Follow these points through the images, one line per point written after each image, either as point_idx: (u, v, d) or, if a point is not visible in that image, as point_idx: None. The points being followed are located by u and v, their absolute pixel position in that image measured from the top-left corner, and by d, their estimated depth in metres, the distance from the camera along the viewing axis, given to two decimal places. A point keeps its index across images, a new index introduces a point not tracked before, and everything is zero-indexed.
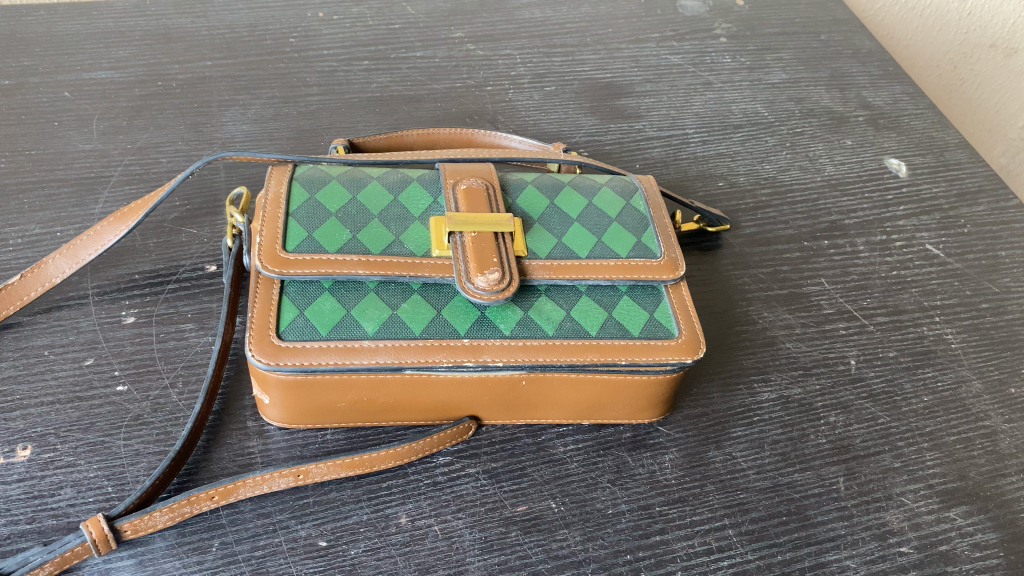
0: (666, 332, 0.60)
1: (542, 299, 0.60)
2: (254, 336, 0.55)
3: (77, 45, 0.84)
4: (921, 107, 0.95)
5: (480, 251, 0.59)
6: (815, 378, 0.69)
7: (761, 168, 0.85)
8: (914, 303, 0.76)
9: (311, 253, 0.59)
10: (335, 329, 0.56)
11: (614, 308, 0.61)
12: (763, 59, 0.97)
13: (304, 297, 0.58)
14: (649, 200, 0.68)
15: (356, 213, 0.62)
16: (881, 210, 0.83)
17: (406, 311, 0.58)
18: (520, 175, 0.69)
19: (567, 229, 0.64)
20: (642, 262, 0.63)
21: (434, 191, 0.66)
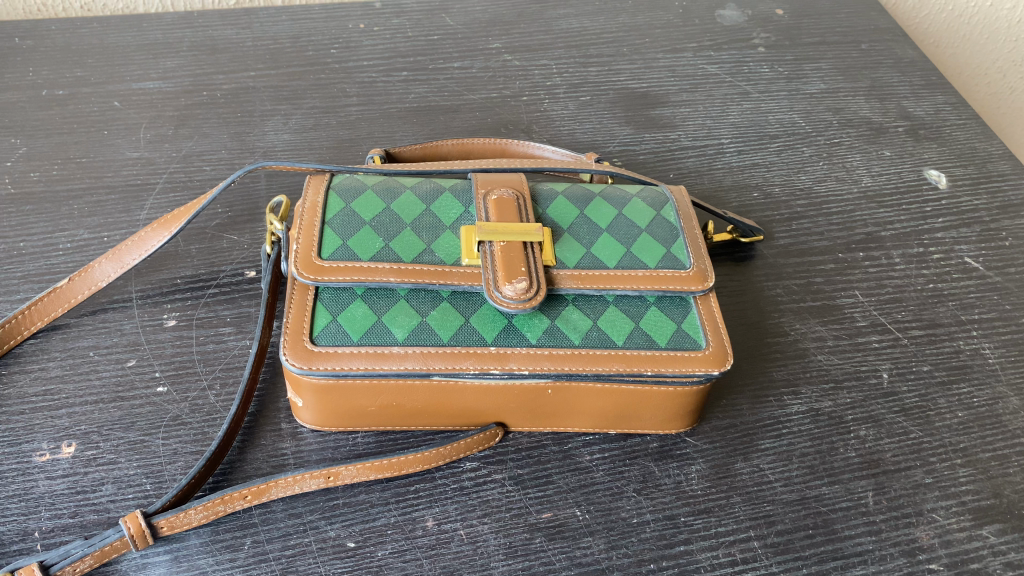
0: (693, 343, 0.60)
1: (569, 309, 0.61)
2: (288, 340, 0.57)
3: (127, 56, 0.87)
4: (964, 117, 0.94)
5: (508, 260, 0.61)
6: (846, 392, 0.68)
7: (797, 179, 0.85)
8: (950, 316, 0.75)
9: (345, 260, 0.60)
10: (366, 334, 0.57)
11: (641, 318, 0.61)
12: (801, 68, 0.97)
13: (337, 303, 0.59)
14: (680, 211, 0.69)
15: (389, 222, 0.64)
16: (919, 222, 0.82)
17: (435, 319, 0.59)
18: (551, 185, 0.70)
19: (596, 240, 0.65)
20: (671, 273, 0.63)
21: (466, 201, 0.67)
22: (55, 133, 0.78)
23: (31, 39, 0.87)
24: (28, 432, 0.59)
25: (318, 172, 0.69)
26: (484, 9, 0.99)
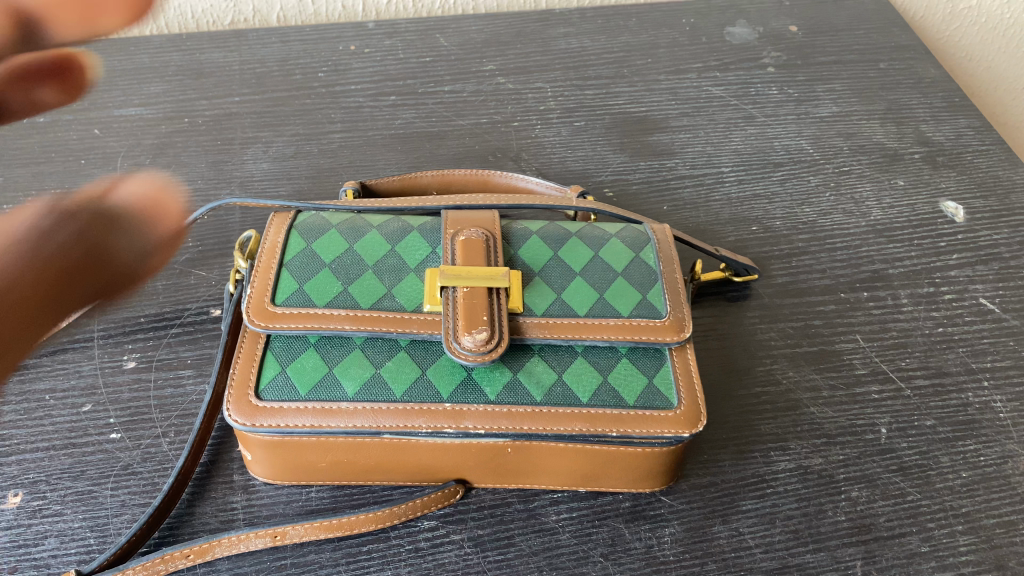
0: (664, 401, 0.56)
1: (533, 361, 0.57)
2: (233, 394, 0.54)
3: (111, 82, 0.86)
4: (988, 142, 0.88)
5: (470, 307, 0.57)
6: (839, 448, 0.64)
7: (800, 212, 0.80)
8: (959, 364, 0.69)
9: (299, 306, 0.58)
10: (316, 388, 0.55)
11: (610, 372, 0.57)
12: (813, 90, 0.92)
13: (288, 353, 0.56)
14: (661, 252, 0.65)
15: (351, 264, 0.61)
16: (931, 259, 0.77)
17: (389, 371, 0.56)
18: (527, 224, 0.67)
19: (567, 285, 0.61)
20: (645, 321, 0.59)
21: (434, 240, 0.64)
22: (32, 162, 0.77)
23: None
24: None
25: (285, 211, 0.67)
26: (481, 29, 0.96)
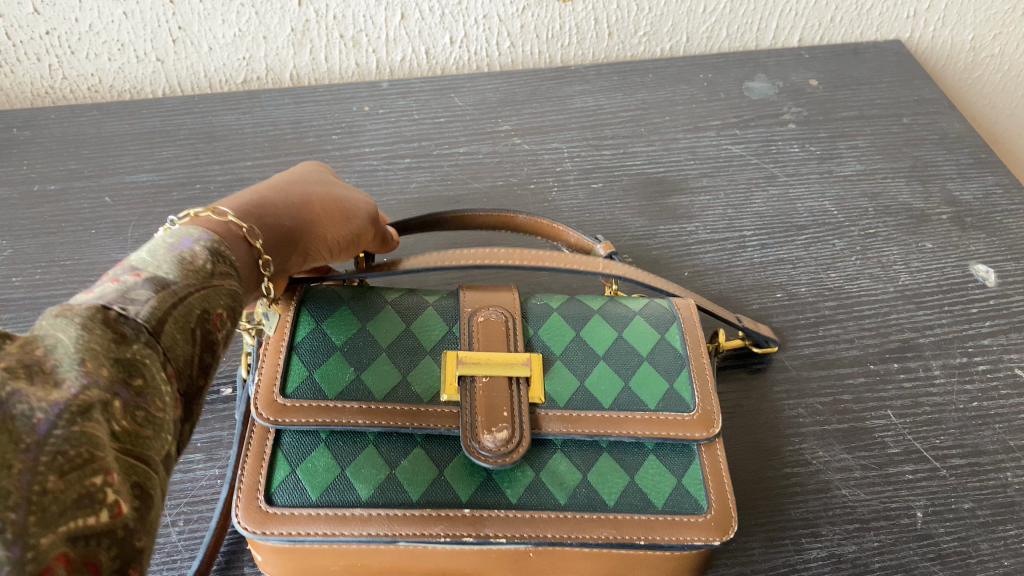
0: (694, 505, 0.54)
1: (556, 458, 0.55)
2: (242, 498, 0.52)
3: (122, 146, 0.85)
4: (1018, 202, 0.85)
5: (489, 405, 0.55)
6: (874, 534, 0.61)
7: (826, 277, 0.77)
8: (997, 442, 0.66)
9: (309, 397, 0.55)
10: (327, 492, 0.52)
11: (637, 471, 0.55)
12: (835, 147, 0.90)
13: (298, 451, 0.54)
14: (688, 332, 0.63)
15: (364, 347, 0.59)
16: (963, 327, 0.74)
17: (405, 471, 0.54)
18: (544, 298, 0.65)
19: (591, 371, 0.59)
20: (673, 416, 0.57)
21: (450, 320, 0.62)
22: (42, 233, 0.76)
23: (30, 129, 0.86)
24: None
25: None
26: (495, 87, 0.95)
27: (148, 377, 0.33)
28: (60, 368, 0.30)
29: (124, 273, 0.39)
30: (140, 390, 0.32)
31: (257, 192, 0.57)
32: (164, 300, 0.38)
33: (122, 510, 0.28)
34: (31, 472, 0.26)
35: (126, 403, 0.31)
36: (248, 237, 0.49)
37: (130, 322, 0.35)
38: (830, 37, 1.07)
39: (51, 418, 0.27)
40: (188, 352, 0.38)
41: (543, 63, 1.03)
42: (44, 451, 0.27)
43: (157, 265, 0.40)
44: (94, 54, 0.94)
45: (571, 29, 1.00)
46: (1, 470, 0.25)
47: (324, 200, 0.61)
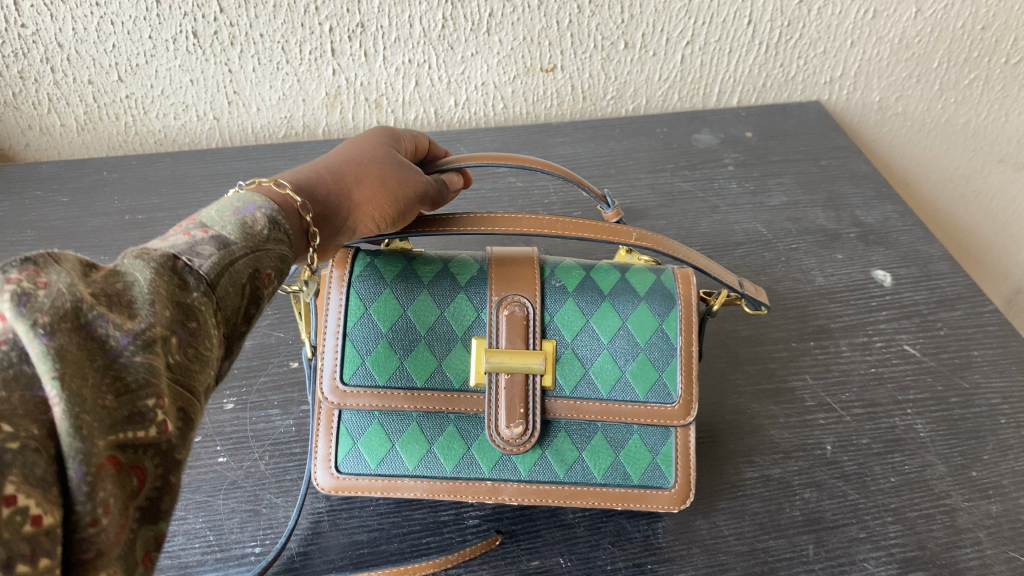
0: (663, 480, 0.72)
1: (561, 437, 0.72)
2: (319, 467, 0.72)
3: (193, 185, 1.05)
4: (910, 224, 1.08)
5: (510, 398, 0.70)
6: (794, 461, 0.80)
7: (758, 279, 0.99)
8: (889, 397, 0.87)
9: (366, 384, 0.72)
10: (382, 463, 0.71)
11: (623, 448, 0.72)
12: (766, 184, 1.12)
13: (357, 427, 0.72)
14: (683, 318, 0.74)
15: (406, 334, 0.73)
16: (865, 315, 0.95)
17: (441, 447, 0.71)
18: (562, 275, 0.76)
19: (596, 361, 0.73)
20: (658, 408, 0.72)
21: (479, 304, 0.74)
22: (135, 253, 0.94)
23: (116, 172, 1.07)
24: None
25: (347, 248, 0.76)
26: (493, 139, 1.17)
27: (201, 319, 0.42)
28: (136, 304, 0.38)
29: (197, 229, 0.49)
30: (194, 331, 0.42)
31: (323, 172, 0.69)
32: (221, 260, 0.47)
33: (166, 427, 0.37)
34: (98, 389, 0.34)
35: (180, 340, 0.40)
36: (300, 209, 0.61)
37: (192, 275, 0.44)
38: (763, 97, 1.32)
39: (122, 345, 0.35)
40: (233, 306, 0.47)
41: (530, 120, 1.26)
42: (109, 372, 0.35)
43: (223, 225, 0.51)
44: (162, 114, 1.15)
45: (553, 93, 1.23)
46: (81, 380, 0.33)
47: (387, 171, 0.71)
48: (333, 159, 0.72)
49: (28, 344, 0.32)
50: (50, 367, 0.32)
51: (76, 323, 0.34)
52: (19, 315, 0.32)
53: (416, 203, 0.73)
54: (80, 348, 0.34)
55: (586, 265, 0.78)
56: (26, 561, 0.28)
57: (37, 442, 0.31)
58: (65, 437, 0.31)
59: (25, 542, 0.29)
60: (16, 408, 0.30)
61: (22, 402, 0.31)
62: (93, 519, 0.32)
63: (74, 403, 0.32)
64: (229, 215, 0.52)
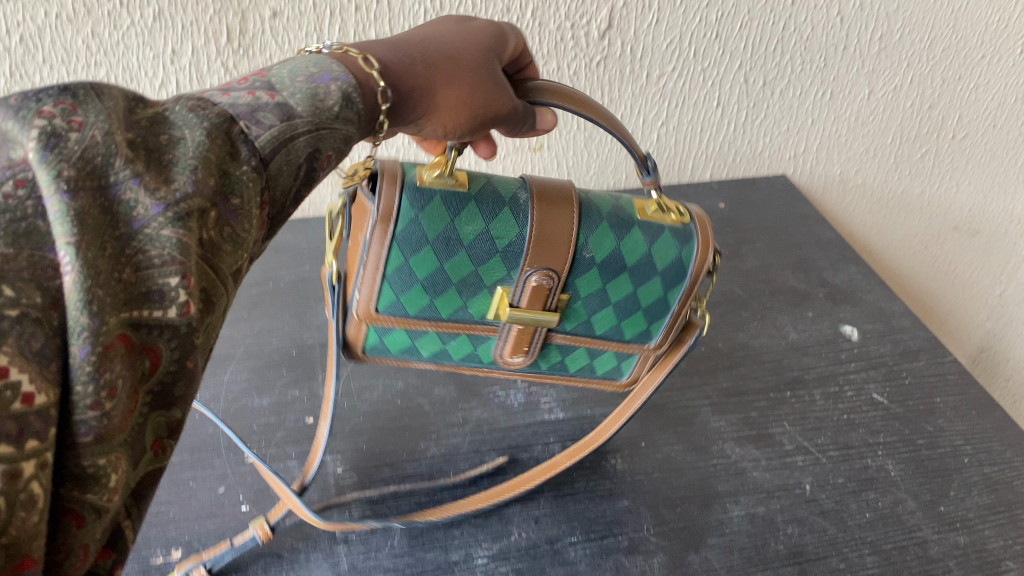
0: (617, 374, 0.85)
1: (552, 350, 0.80)
2: (347, 351, 0.77)
3: None
4: (872, 284, 1.20)
5: (517, 339, 0.76)
6: (776, 500, 0.85)
7: (736, 336, 1.07)
8: (860, 440, 0.93)
9: (398, 314, 0.73)
10: (403, 351, 0.78)
11: (599, 359, 0.82)
12: (739, 250, 1.25)
13: (385, 332, 0.76)
14: (685, 293, 0.77)
15: (439, 281, 0.72)
16: (835, 366, 1.03)
17: (455, 348, 0.78)
18: (595, 246, 0.73)
19: (598, 312, 0.77)
20: (639, 347, 0.81)
21: (513, 262, 0.71)
22: None
23: None
24: (145, 541, 0.75)
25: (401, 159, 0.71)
26: None
27: (244, 196, 0.44)
28: (177, 166, 0.40)
29: (264, 90, 0.49)
30: (235, 209, 0.43)
31: (419, 58, 0.63)
32: (281, 132, 0.46)
33: (188, 310, 0.39)
34: (116, 263, 0.36)
35: (216, 217, 0.42)
36: (379, 95, 0.56)
37: (247, 146, 0.44)
38: (733, 171, 1.44)
39: (149, 217, 0.37)
40: (283, 187, 0.48)
41: None
42: (130, 243, 0.37)
43: (293, 91, 0.49)
44: None
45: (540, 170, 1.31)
46: (99, 252, 0.35)
47: (483, 83, 0.66)
48: (434, 41, 0.66)
49: (50, 200, 0.34)
50: (66, 233, 0.34)
51: (100, 183, 0.36)
52: (44, 159, 0.34)
53: (493, 124, 0.68)
54: (101, 215, 0.36)
55: (619, 228, 0.74)
56: (12, 440, 0.31)
57: (38, 311, 0.33)
58: (69, 309, 0.34)
59: (14, 419, 0.31)
60: (23, 270, 0.33)
61: (30, 263, 0.33)
62: (92, 403, 0.35)
63: (85, 277, 0.34)
64: (302, 79, 0.51)
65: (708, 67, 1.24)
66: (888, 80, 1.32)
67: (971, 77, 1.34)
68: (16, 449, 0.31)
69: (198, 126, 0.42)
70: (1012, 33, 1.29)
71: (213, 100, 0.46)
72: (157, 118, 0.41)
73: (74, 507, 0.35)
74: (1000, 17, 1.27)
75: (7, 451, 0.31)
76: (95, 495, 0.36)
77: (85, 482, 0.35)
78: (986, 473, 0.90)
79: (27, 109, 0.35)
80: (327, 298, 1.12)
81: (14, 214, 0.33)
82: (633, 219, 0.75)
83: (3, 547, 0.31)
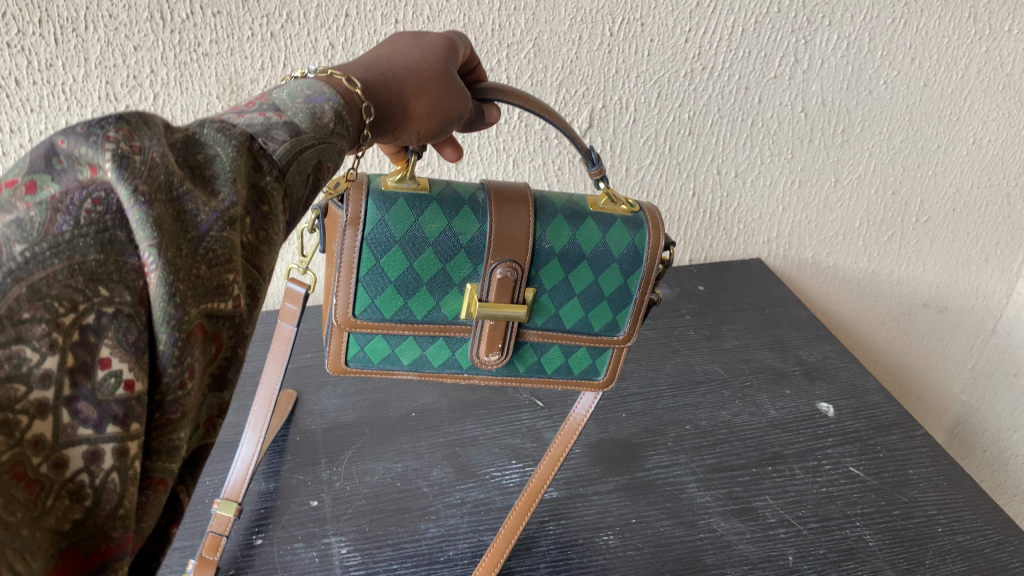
0: (593, 374, 0.89)
1: (528, 348, 0.85)
2: (332, 361, 0.81)
3: None
4: (846, 361, 1.27)
5: (492, 336, 0.81)
6: (761, 570, 0.88)
7: (719, 414, 1.13)
8: (839, 511, 0.97)
9: (375, 318, 0.79)
10: (384, 360, 0.82)
11: (573, 355, 0.87)
12: (720, 330, 1.32)
13: (365, 339, 0.81)
14: (643, 279, 0.84)
15: (411, 282, 0.78)
16: (814, 442, 1.09)
17: (432, 352, 0.83)
18: (552, 236, 0.80)
19: (565, 304, 0.83)
20: (608, 338, 0.86)
21: (479, 259, 0.78)
22: None
23: None
24: None
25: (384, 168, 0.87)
26: None
27: (270, 203, 0.48)
28: (219, 181, 0.44)
29: (272, 111, 0.54)
30: (263, 215, 0.47)
31: (390, 76, 0.72)
32: (293, 147, 0.52)
33: (238, 303, 0.44)
34: (193, 262, 0.40)
35: (252, 222, 0.46)
36: (363, 111, 0.65)
37: (267, 158, 0.49)
38: (711, 254, 1.52)
39: (209, 222, 0.42)
40: (296, 194, 0.52)
41: None
42: (200, 245, 0.41)
43: (295, 111, 0.55)
44: None
45: None
46: (177, 252, 0.39)
47: (446, 87, 0.75)
48: (397, 58, 0.75)
49: (131, 211, 0.38)
50: (149, 237, 0.38)
51: (168, 195, 0.40)
52: (122, 175, 0.37)
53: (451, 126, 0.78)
54: (173, 220, 0.40)
55: (573, 218, 0.81)
56: (118, 423, 0.36)
57: (128, 307, 0.37)
58: (155, 302, 0.38)
59: (119, 402, 0.36)
60: (112, 273, 0.37)
61: (116, 267, 0.37)
62: (180, 383, 0.39)
63: (172, 273, 0.38)
64: (301, 101, 0.56)
65: (683, 161, 1.34)
66: (852, 169, 1.41)
67: (929, 166, 1.43)
68: (122, 429, 0.37)
69: (228, 144, 0.46)
70: (963, 124, 1.40)
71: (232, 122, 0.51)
72: (189, 139, 0.45)
73: (161, 477, 0.40)
74: (951, 111, 1.38)
75: (112, 430, 0.36)
76: (175, 464, 0.41)
77: (171, 456, 0.40)
78: (959, 541, 0.94)
79: (95, 134, 0.38)
80: (328, 384, 1.17)
81: (99, 226, 0.37)
82: (586, 211, 0.82)
83: (115, 518, 0.37)
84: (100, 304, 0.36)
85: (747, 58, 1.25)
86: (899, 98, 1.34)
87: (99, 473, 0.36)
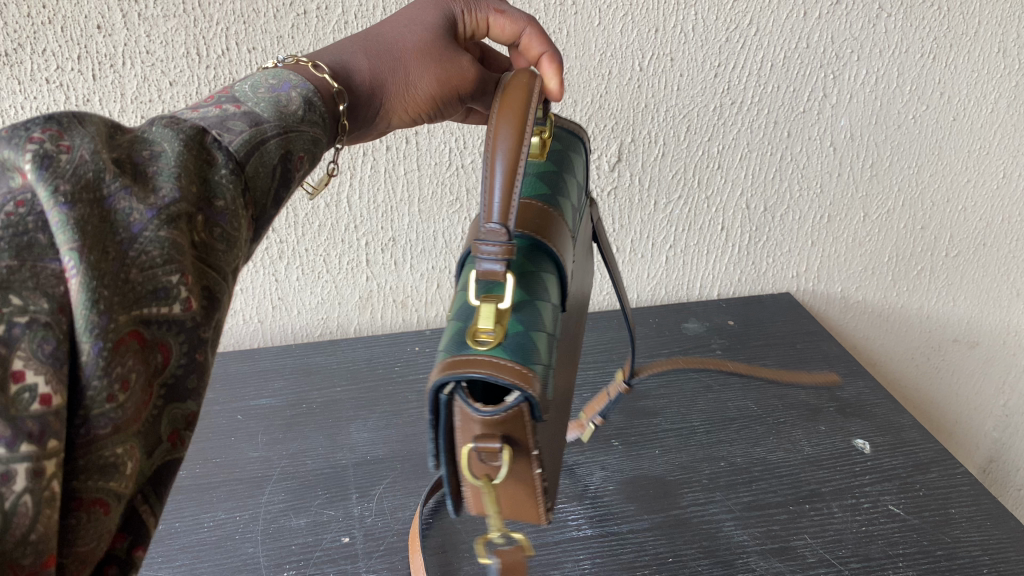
0: None
1: None
2: None
3: (245, 385, 1.23)
4: (881, 397, 1.25)
5: None
6: None
7: (754, 451, 1.12)
8: (880, 551, 0.95)
9: None
10: None
11: None
12: (751, 365, 1.31)
13: None
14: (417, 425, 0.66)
15: None
16: (851, 479, 1.07)
17: None
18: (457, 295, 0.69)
19: None
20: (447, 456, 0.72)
21: None
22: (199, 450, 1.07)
23: None
24: None
25: (582, 128, 0.93)
26: None
27: (226, 198, 0.51)
28: (160, 180, 0.48)
29: (230, 103, 0.59)
30: (221, 210, 0.51)
31: (362, 54, 0.78)
32: (251, 135, 0.56)
33: (191, 306, 0.46)
34: (123, 263, 0.43)
35: (203, 220, 0.49)
36: (335, 97, 0.69)
37: (221, 148, 0.53)
38: (740, 288, 1.50)
39: (143, 223, 0.45)
40: (263, 187, 0.56)
41: None
42: (133, 247, 0.44)
43: (256, 103, 0.59)
44: None
45: None
46: (104, 255, 0.42)
47: (429, 66, 0.81)
48: (379, 35, 0.81)
49: (51, 214, 0.41)
50: (68, 239, 0.40)
51: (95, 195, 0.43)
52: (42, 177, 0.41)
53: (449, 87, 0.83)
54: (100, 222, 0.43)
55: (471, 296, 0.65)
56: (33, 441, 0.37)
57: (46, 316, 0.39)
58: (77, 311, 0.40)
59: (34, 418, 0.37)
60: (27, 280, 0.39)
61: (33, 272, 0.39)
62: (108, 395, 0.41)
63: (94, 275, 0.41)
64: (264, 91, 0.61)
65: (711, 196, 1.34)
66: (882, 204, 1.41)
67: (959, 200, 1.42)
68: (38, 447, 0.37)
69: (174, 139, 0.51)
70: (993, 158, 1.39)
71: (187, 118, 0.56)
72: (135, 140, 0.50)
73: (94, 499, 0.40)
74: (981, 145, 1.37)
75: (28, 448, 0.36)
76: (115, 482, 0.41)
77: (104, 474, 0.41)
78: None
79: (18, 138, 0.42)
80: (358, 417, 1.16)
81: (18, 228, 0.40)
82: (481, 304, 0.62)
83: (26, 544, 0.36)
84: (11, 315, 0.38)
85: (776, 92, 1.25)
86: (929, 132, 1.34)
87: (10, 495, 0.36)
